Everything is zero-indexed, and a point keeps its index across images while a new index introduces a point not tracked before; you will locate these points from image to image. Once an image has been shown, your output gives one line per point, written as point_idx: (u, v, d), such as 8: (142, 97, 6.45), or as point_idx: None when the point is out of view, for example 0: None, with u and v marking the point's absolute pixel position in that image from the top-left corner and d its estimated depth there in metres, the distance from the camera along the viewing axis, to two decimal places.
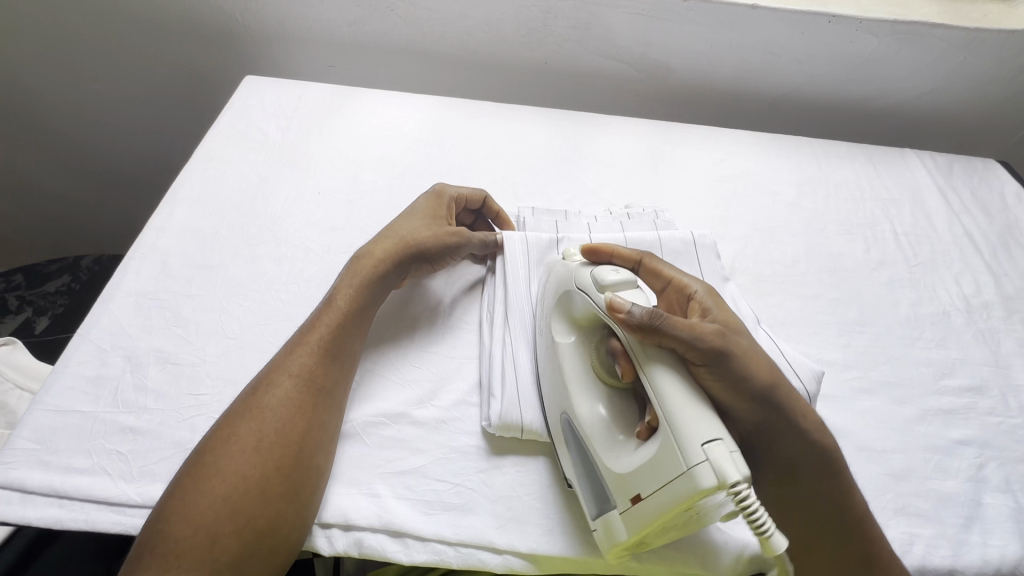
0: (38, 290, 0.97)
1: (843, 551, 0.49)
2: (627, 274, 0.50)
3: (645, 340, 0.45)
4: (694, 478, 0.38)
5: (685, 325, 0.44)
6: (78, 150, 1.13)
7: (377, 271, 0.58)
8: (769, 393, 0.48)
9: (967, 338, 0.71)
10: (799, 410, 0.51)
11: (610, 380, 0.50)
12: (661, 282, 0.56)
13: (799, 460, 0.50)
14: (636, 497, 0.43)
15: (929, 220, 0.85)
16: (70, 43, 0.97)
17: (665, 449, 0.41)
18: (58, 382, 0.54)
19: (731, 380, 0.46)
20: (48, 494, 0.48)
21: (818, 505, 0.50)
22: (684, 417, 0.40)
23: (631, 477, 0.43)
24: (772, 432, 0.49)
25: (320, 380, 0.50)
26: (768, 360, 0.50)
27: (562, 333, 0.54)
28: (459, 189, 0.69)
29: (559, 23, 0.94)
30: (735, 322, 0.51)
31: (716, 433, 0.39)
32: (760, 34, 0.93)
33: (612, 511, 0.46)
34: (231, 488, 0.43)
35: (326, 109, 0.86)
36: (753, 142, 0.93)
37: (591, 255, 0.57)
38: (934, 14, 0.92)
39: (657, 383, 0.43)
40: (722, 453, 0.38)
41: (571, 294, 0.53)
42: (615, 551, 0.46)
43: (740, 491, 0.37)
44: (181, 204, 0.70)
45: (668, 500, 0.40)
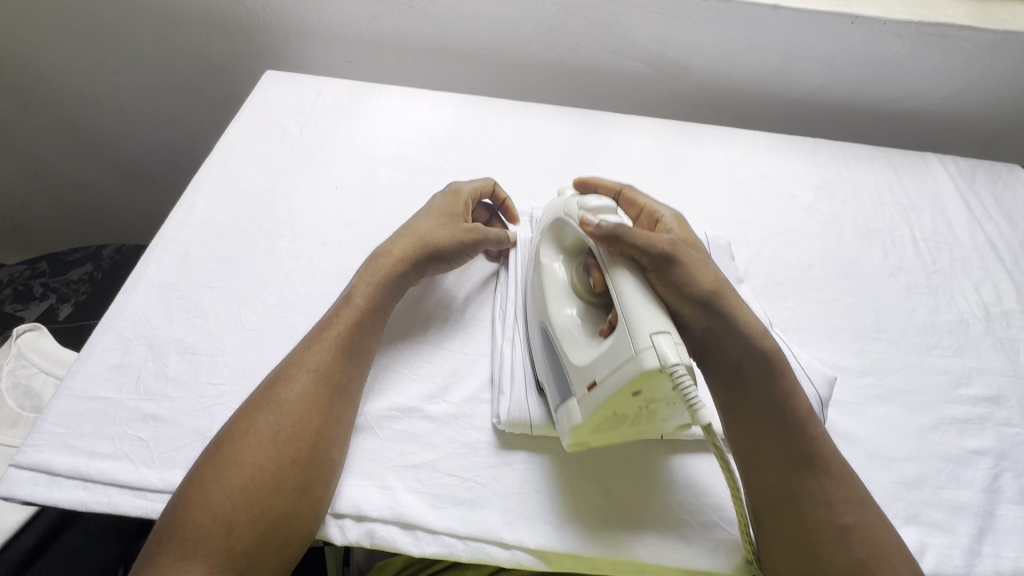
0: (62, 278, 0.99)
1: (789, 448, 0.50)
2: (609, 203, 0.54)
3: (610, 250, 0.50)
4: (640, 360, 0.42)
5: (643, 234, 0.49)
6: (101, 141, 1.16)
7: (396, 270, 0.59)
8: (714, 301, 0.52)
9: (985, 347, 0.70)
10: (744, 317, 0.54)
11: (586, 292, 0.53)
12: (636, 211, 0.61)
13: (744, 363, 0.52)
14: (590, 384, 0.46)
15: (950, 226, 0.84)
16: (98, 36, 0.99)
17: (618, 341, 0.45)
18: (83, 369, 0.55)
19: (676, 285, 0.51)
20: (73, 477, 0.49)
21: (767, 409, 0.51)
22: (636, 312, 0.45)
23: (587, 367, 0.47)
24: (717, 336, 0.52)
25: (337, 374, 0.52)
26: (716, 272, 0.54)
27: (550, 255, 0.57)
28: (474, 184, 0.69)
29: (578, 21, 0.93)
30: (693, 240, 0.55)
31: (664, 328, 0.43)
32: (781, 34, 0.92)
33: (570, 400, 0.49)
34: (246, 475, 0.44)
35: (344, 105, 0.87)
36: (770, 143, 0.92)
37: (581, 187, 0.64)
38: (961, 16, 0.90)
39: (617, 284, 0.48)
40: (667, 343, 0.42)
41: (559, 218, 0.56)
42: (573, 440, 0.49)
43: (676, 372, 0.41)
44: (202, 197, 0.72)
45: (617, 383, 0.44)
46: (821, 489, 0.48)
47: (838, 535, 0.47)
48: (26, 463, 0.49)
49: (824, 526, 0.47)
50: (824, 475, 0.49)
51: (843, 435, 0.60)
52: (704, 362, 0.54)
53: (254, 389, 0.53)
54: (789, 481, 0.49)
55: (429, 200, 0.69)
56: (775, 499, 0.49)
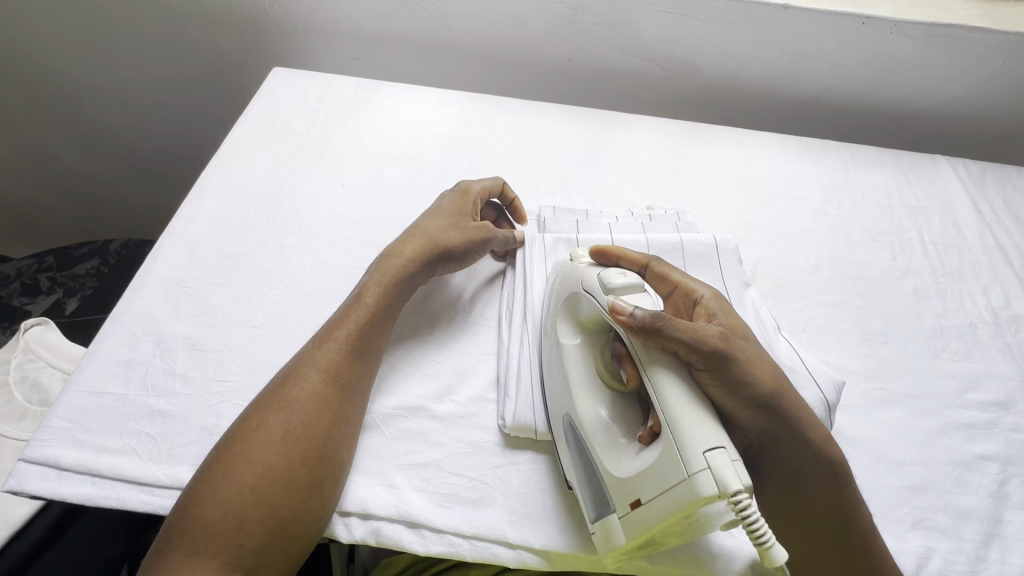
0: (68, 272, 1.00)
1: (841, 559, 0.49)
2: (634, 278, 0.50)
3: (647, 342, 0.45)
4: (695, 485, 0.38)
5: (687, 328, 0.45)
6: (109, 137, 1.16)
7: (406, 270, 0.59)
8: (774, 401, 0.48)
9: (993, 351, 0.70)
10: (803, 417, 0.50)
11: (616, 384, 0.51)
12: (667, 286, 0.57)
13: (805, 466, 0.50)
14: (636, 502, 0.43)
15: (959, 229, 0.83)
16: (109, 33, 0.99)
17: (666, 456, 0.41)
18: (92, 364, 0.55)
19: (734, 386, 0.46)
20: (82, 472, 0.49)
21: (819, 514, 0.50)
22: (686, 425, 0.41)
23: (632, 481, 0.43)
24: (776, 439, 0.49)
25: (346, 375, 0.51)
26: (773, 366, 0.49)
27: (567, 334, 0.55)
28: (482, 183, 0.69)
29: (586, 20, 0.93)
30: (741, 329, 0.51)
31: (719, 442, 0.39)
32: (790, 34, 0.91)
33: (611, 515, 0.46)
34: (258, 478, 0.44)
35: (351, 102, 0.87)
36: (778, 144, 0.91)
37: (599, 256, 0.59)
38: (973, 17, 0.89)
39: (658, 385, 0.43)
40: (724, 462, 0.38)
41: (578, 295, 0.53)
42: (613, 554, 0.46)
43: (739, 500, 0.37)
44: (209, 193, 0.72)
45: (668, 507, 0.40)
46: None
47: None
48: (34, 457, 0.50)
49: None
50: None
51: (850, 439, 0.59)
52: (758, 463, 0.50)
53: (263, 386, 0.54)
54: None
55: (438, 200, 0.69)
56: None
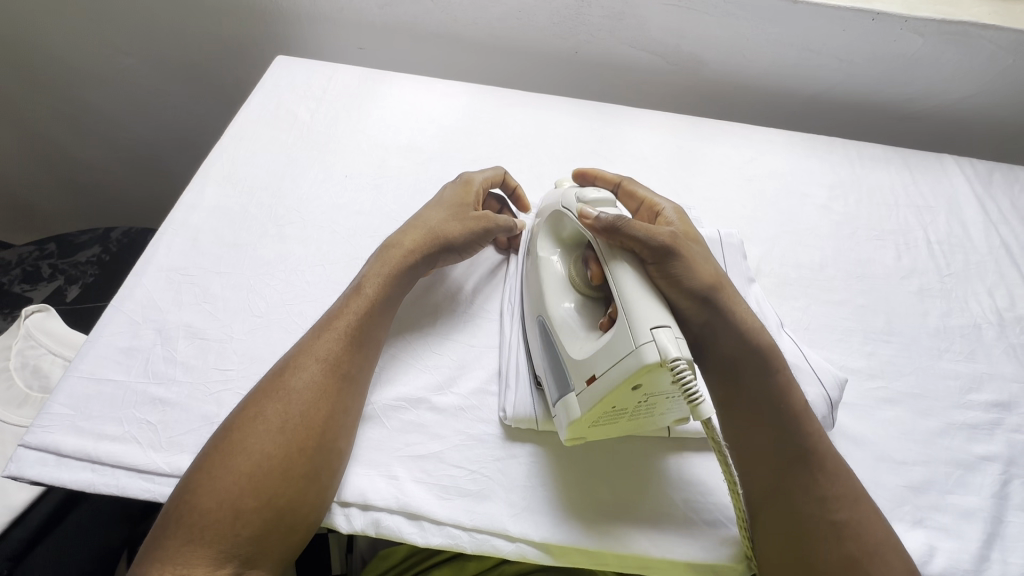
0: (69, 260, 0.99)
1: (778, 443, 0.49)
2: (608, 195, 0.54)
3: (609, 242, 0.50)
4: (641, 354, 0.42)
5: (641, 227, 0.49)
6: (111, 125, 1.15)
7: (407, 261, 0.59)
8: (712, 293, 0.50)
9: (997, 352, 0.69)
10: (742, 313, 0.52)
11: (583, 286, 0.54)
12: (635, 204, 0.61)
13: (740, 358, 0.51)
14: (590, 379, 0.46)
15: (965, 229, 0.83)
16: (109, 17, 0.98)
17: (620, 335, 0.45)
18: (92, 351, 0.55)
19: (675, 279, 0.50)
20: (82, 459, 0.49)
21: (759, 402, 0.50)
22: (636, 307, 0.45)
23: (588, 361, 0.47)
24: (715, 333, 0.51)
25: (345, 363, 0.51)
26: (716, 267, 0.53)
27: (546, 248, 0.58)
28: (484, 174, 0.68)
29: (593, 12, 0.92)
30: (692, 233, 0.55)
31: (665, 322, 0.43)
32: (799, 29, 0.90)
33: (568, 395, 0.48)
34: (253, 463, 0.44)
35: (354, 91, 0.86)
36: (785, 140, 0.91)
37: (579, 178, 0.66)
38: (985, 15, 0.88)
39: (617, 277, 0.48)
40: (668, 337, 0.42)
41: (558, 212, 0.57)
42: (571, 435, 0.48)
43: (678, 367, 0.41)
44: (211, 181, 0.72)
45: (616, 377, 0.43)
46: (814, 484, 0.47)
47: (833, 531, 0.46)
48: (34, 443, 0.50)
49: (820, 522, 0.46)
50: (818, 469, 0.48)
51: (852, 437, 0.59)
52: (702, 360, 0.53)
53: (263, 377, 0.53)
54: (784, 476, 0.48)
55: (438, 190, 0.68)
56: (762, 489, 0.48)
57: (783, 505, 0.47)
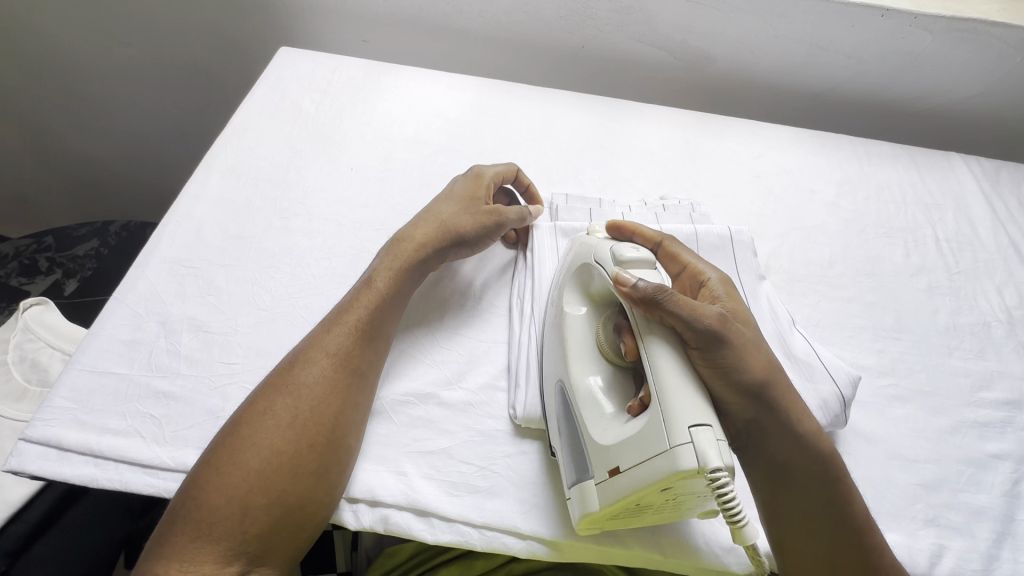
0: (67, 253, 0.98)
1: (826, 556, 0.46)
2: (647, 254, 0.49)
3: (647, 313, 0.45)
4: (674, 457, 0.38)
5: (687, 304, 0.44)
6: (111, 118, 1.14)
7: (418, 255, 0.58)
8: (763, 389, 0.46)
9: (1007, 350, 0.69)
10: (796, 411, 0.48)
11: (613, 355, 0.49)
12: (678, 266, 0.55)
13: (792, 461, 0.47)
14: (613, 470, 0.43)
15: (973, 227, 0.83)
16: (107, 9, 0.97)
17: (651, 428, 0.41)
18: (94, 344, 0.54)
19: (723, 369, 0.44)
20: (84, 453, 0.48)
21: (811, 514, 0.47)
22: (674, 399, 0.40)
23: (612, 449, 0.43)
24: (765, 433, 0.47)
25: (356, 359, 0.50)
26: (769, 356, 0.47)
27: (573, 304, 0.54)
28: (495, 168, 0.67)
29: (600, 5, 0.91)
30: (742, 313, 0.49)
31: (705, 420, 0.39)
32: (808, 26, 0.90)
33: (588, 481, 0.45)
34: (264, 459, 0.43)
35: (359, 84, 0.85)
36: (793, 137, 0.90)
37: (615, 231, 0.59)
38: (994, 12, 0.88)
39: (653, 356, 0.43)
40: (708, 440, 0.38)
41: (589, 266, 0.52)
42: (585, 523, 0.46)
43: (718, 478, 0.37)
44: (214, 172, 0.70)
45: (644, 476, 0.40)
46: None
47: None
48: (35, 437, 0.49)
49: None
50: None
51: (864, 436, 0.59)
52: (745, 456, 0.48)
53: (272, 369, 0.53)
54: None
55: (449, 184, 0.67)
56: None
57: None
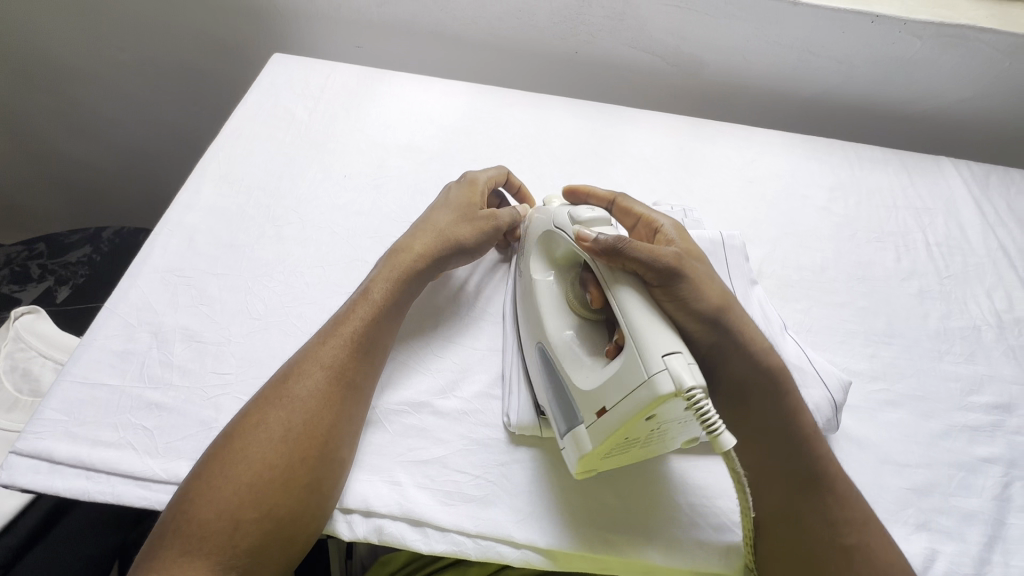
0: (59, 260, 0.97)
1: (788, 471, 0.49)
2: (603, 213, 0.52)
3: (610, 264, 0.48)
4: (653, 385, 0.40)
5: (644, 248, 0.47)
6: (103, 122, 1.14)
7: (416, 266, 0.58)
8: (721, 316, 0.49)
9: (996, 353, 0.70)
10: (750, 334, 0.51)
11: (581, 309, 0.53)
12: (632, 219, 0.59)
13: (751, 382, 0.50)
14: (601, 410, 0.44)
15: (963, 231, 0.83)
16: (101, 16, 0.97)
17: (629, 363, 0.43)
18: (86, 355, 0.54)
19: (680, 300, 0.48)
20: (76, 466, 0.48)
21: (771, 428, 0.50)
22: (646, 332, 0.43)
23: (597, 392, 0.45)
24: (724, 356, 0.50)
25: (350, 371, 0.50)
26: (723, 288, 0.51)
27: (540, 270, 0.57)
28: (488, 173, 0.68)
29: (593, 12, 0.92)
30: (696, 251, 0.53)
31: (676, 348, 0.41)
32: (799, 32, 0.90)
33: (578, 427, 0.47)
34: (254, 473, 0.43)
35: (353, 90, 0.85)
36: (785, 142, 0.91)
37: (572, 196, 0.64)
38: (982, 18, 0.89)
39: (621, 302, 0.46)
40: (681, 364, 0.40)
41: (549, 233, 0.55)
42: (582, 468, 0.47)
43: (694, 397, 0.39)
44: (207, 180, 0.70)
45: (629, 409, 0.42)
46: (825, 508, 0.48)
47: (841, 555, 0.46)
48: (26, 450, 0.48)
49: (830, 544, 0.47)
50: (832, 494, 0.48)
51: (855, 440, 0.59)
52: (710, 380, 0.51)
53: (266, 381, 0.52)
54: (794, 500, 0.48)
55: (441, 191, 0.67)
56: (768, 515, 0.49)
57: (790, 529, 0.48)
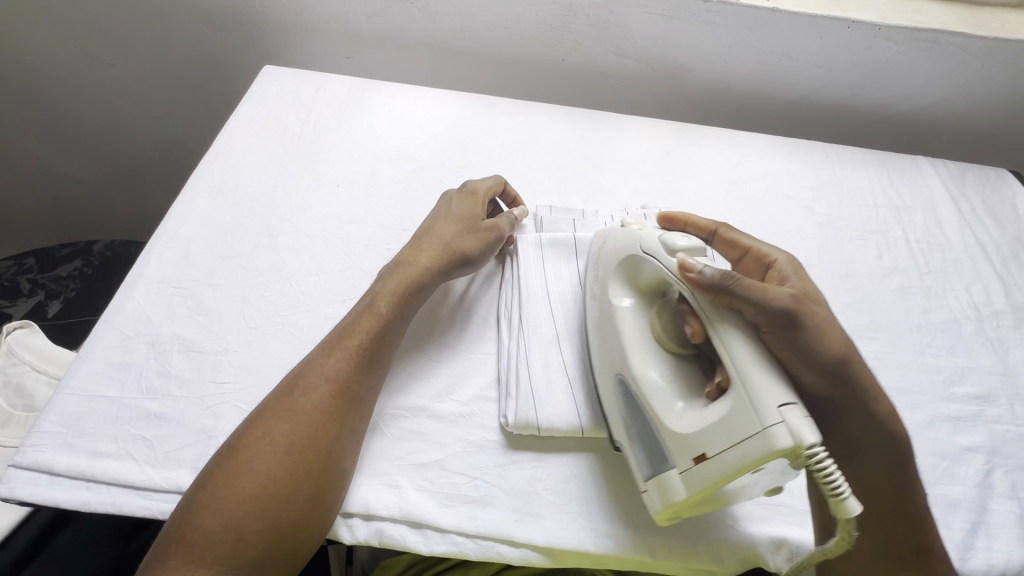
0: (50, 274, 0.97)
1: (891, 535, 0.50)
2: (697, 241, 0.52)
3: (715, 300, 0.47)
4: (770, 438, 0.40)
5: (758, 291, 0.46)
6: (93, 136, 1.13)
7: (424, 277, 0.59)
8: (838, 366, 0.49)
9: (976, 345, 0.72)
10: (872, 389, 0.52)
11: (673, 345, 0.51)
12: (738, 252, 0.59)
13: (863, 437, 0.52)
14: (699, 457, 0.44)
15: (941, 228, 0.86)
16: (93, 31, 0.97)
17: (739, 411, 0.42)
18: (84, 367, 0.54)
19: (801, 351, 0.48)
20: (75, 478, 0.48)
21: (876, 491, 0.51)
22: (756, 381, 0.42)
23: (696, 437, 0.45)
24: (841, 406, 0.51)
25: (355, 384, 0.51)
26: (842, 334, 0.51)
27: (620, 295, 0.56)
28: (486, 183, 0.69)
29: (579, 21, 0.93)
30: (813, 293, 0.53)
31: (790, 399, 0.42)
32: (777, 37, 0.93)
33: (669, 472, 0.46)
34: (257, 484, 0.44)
35: (344, 101, 0.86)
36: (768, 144, 0.93)
37: (666, 221, 0.65)
38: (953, 22, 0.92)
39: (728, 346, 0.45)
40: (798, 418, 0.40)
41: (637, 257, 0.54)
42: (666, 513, 0.47)
43: (815, 453, 0.40)
44: (201, 191, 0.71)
45: (738, 461, 0.41)
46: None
47: None
48: (26, 462, 0.49)
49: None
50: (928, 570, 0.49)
51: None
52: (823, 427, 0.53)
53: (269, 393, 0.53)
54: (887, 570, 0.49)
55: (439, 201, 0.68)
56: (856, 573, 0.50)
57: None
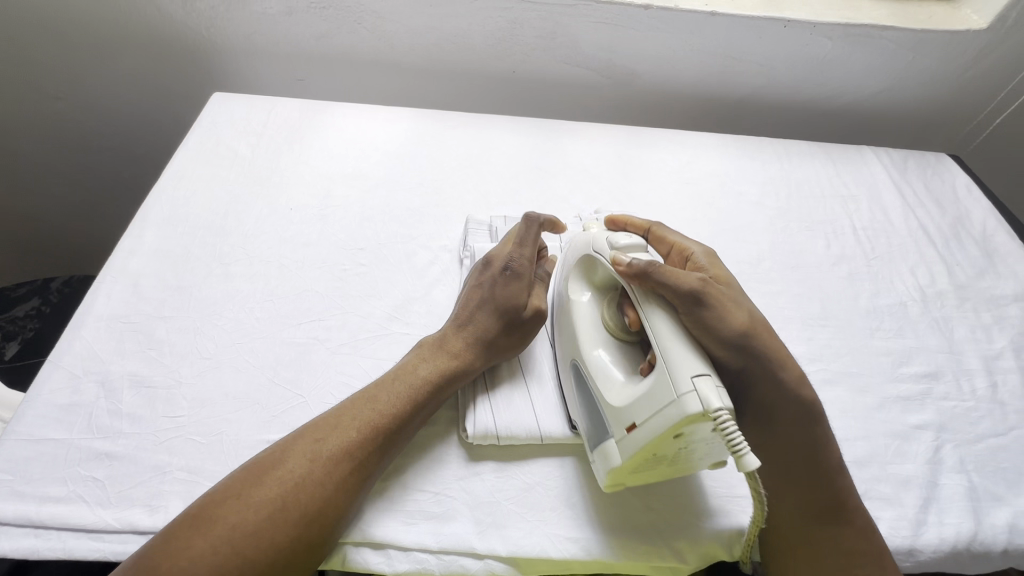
0: (6, 315, 0.94)
1: (811, 498, 0.52)
2: (639, 240, 0.56)
3: (642, 287, 0.51)
4: (682, 404, 0.43)
5: (674, 275, 0.50)
6: (44, 171, 1.11)
7: (457, 371, 0.56)
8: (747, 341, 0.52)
9: (922, 326, 0.74)
10: (780, 360, 0.54)
11: (618, 329, 0.56)
12: (665, 248, 0.62)
13: (780, 407, 0.54)
14: (629, 426, 0.47)
15: (886, 214, 0.89)
16: (37, 65, 0.96)
17: (660, 382, 0.46)
18: (30, 410, 0.53)
19: (706, 328, 0.50)
20: (23, 525, 0.47)
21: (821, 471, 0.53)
22: (674, 355, 0.46)
23: (626, 408, 0.48)
24: (754, 376, 0.53)
25: (371, 460, 0.49)
26: (751, 313, 0.54)
27: (578, 289, 0.61)
28: (521, 253, 0.62)
29: (525, 32, 0.95)
30: (724, 278, 0.56)
31: (705, 370, 0.44)
32: (719, 39, 0.96)
33: (607, 441, 0.50)
34: (264, 552, 0.41)
35: (296, 124, 0.86)
36: (717, 143, 0.96)
37: (613, 225, 0.67)
38: (884, 16, 0.96)
39: (653, 323, 0.49)
40: (709, 387, 0.43)
41: (589, 255, 0.59)
42: (610, 482, 0.50)
43: (720, 417, 0.42)
44: (150, 224, 0.70)
45: (660, 426, 0.45)
46: (840, 536, 0.51)
47: None
48: None
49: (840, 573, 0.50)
50: (846, 525, 0.51)
51: None
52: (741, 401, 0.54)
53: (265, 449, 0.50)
54: (811, 528, 0.52)
55: (474, 269, 0.63)
56: (789, 543, 0.52)
57: (804, 559, 0.51)
